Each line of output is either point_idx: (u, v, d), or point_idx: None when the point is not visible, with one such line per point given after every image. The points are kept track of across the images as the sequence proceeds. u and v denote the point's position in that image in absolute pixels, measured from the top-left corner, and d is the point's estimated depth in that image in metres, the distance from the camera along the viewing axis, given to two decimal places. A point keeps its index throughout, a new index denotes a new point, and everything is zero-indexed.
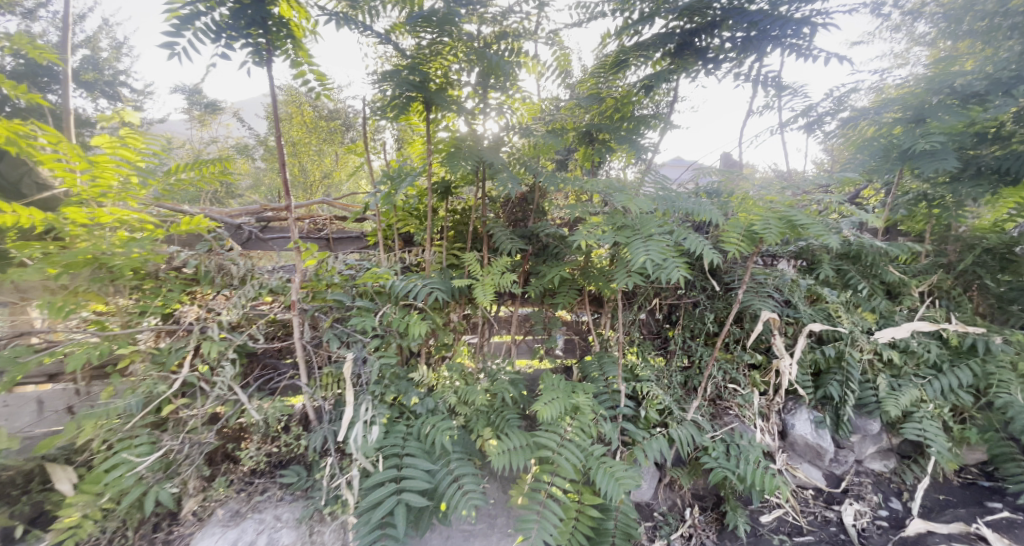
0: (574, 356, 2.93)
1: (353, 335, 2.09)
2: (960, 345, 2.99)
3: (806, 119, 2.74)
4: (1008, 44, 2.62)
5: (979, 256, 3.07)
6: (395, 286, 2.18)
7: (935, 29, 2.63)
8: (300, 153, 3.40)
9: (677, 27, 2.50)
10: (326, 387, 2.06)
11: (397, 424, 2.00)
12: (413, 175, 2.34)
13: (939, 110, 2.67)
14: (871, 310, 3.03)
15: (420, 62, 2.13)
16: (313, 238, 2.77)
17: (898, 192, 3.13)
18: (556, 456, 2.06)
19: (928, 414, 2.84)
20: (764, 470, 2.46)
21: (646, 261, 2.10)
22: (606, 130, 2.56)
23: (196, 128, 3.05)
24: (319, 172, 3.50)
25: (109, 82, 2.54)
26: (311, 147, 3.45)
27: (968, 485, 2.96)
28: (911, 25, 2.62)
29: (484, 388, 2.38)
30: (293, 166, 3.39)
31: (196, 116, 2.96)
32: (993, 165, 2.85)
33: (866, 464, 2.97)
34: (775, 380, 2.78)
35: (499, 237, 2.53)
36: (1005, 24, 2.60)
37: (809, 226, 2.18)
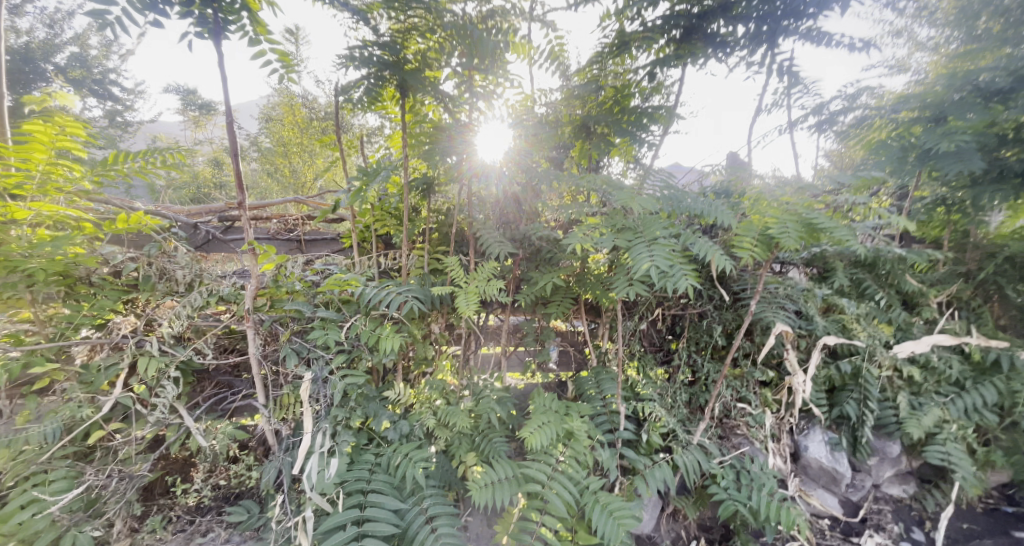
0: (569, 369, 2.68)
1: (315, 350, 1.85)
2: (983, 361, 2.68)
3: (817, 117, 2.36)
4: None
5: (999, 265, 2.73)
6: (365, 294, 1.92)
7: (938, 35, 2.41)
8: (291, 155, 3.02)
9: (683, 10, 2.29)
10: (288, 407, 1.85)
11: (365, 454, 1.78)
12: (388, 169, 2.08)
13: (964, 110, 2.30)
14: (887, 322, 2.74)
15: (393, 41, 1.90)
16: (282, 239, 2.52)
17: (915, 196, 2.72)
18: (545, 491, 1.80)
19: (952, 436, 2.55)
20: (779, 502, 2.20)
21: (649, 267, 1.86)
22: (605, 122, 2.33)
23: (193, 130, 2.85)
24: (313, 173, 3.07)
25: (96, 80, 2.38)
26: (302, 147, 2.99)
27: (992, 512, 2.63)
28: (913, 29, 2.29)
29: (467, 408, 2.13)
30: (280, 168, 3.03)
31: (190, 115, 2.72)
32: (1017, 169, 2.48)
33: (885, 489, 2.68)
34: (788, 398, 2.53)
35: (486, 240, 2.28)
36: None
37: (831, 230, 1.94)
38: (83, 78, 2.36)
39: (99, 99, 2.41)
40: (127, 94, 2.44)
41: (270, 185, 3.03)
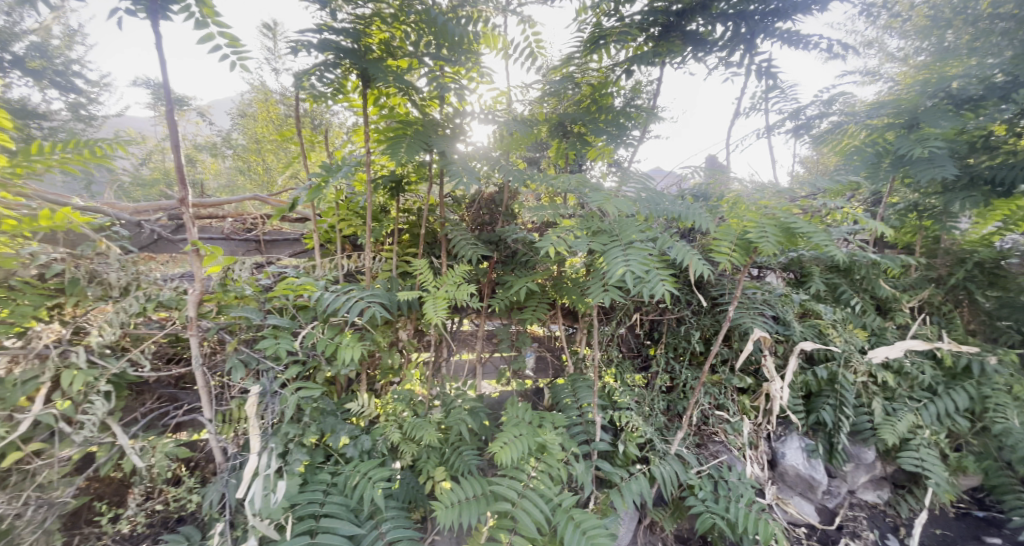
0: (546, 377, 2.57)
1: (264, 362, 1.75)
2: (955, 366, 2.58)
3: (795, 122, 2.41)
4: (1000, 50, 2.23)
5: (970, 270, 2.71)
6: (323, 299, 1.82)
7: (907, 45, 2.35)
8: (266, 153, 2.78)
9: (661, 7, 2.23)
10: (240, 419, 1.74)
11: (320, 473, 1.70)
12: (351, 165, 1.94)
13: (936, 117, 2.29)
14: (862, 327, 2.65)
15: (353, 27, 1.78)
16: (239, 239, 2.33)
17: (888, 202, 2.76)
18: (514, 509, 1.70)
19: (926, 442, 2.44)
20: (757, 513, 2.13)
21: (625, 273, 1.76)
22: (581, 120, 2.22)
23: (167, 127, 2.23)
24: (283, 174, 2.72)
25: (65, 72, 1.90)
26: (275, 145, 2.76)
27: (964, 517, 2.58)
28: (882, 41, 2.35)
29: (436, 420, 2.02)
30: (254, 164, 2.80)
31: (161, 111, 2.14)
32: (987, 176, 2.45)
33: (860, 495, 2.58)
34: (765, 404, 2.46)
35: (458, 241, 2.17)
36: (997, 28, 2.22)
37: (810, 235, 1.89)
38: (43, 69, 1.82)
39: (62, 92, 1.91)
40: (93, 86, 2.02)
41: (246, 182, 2.75)
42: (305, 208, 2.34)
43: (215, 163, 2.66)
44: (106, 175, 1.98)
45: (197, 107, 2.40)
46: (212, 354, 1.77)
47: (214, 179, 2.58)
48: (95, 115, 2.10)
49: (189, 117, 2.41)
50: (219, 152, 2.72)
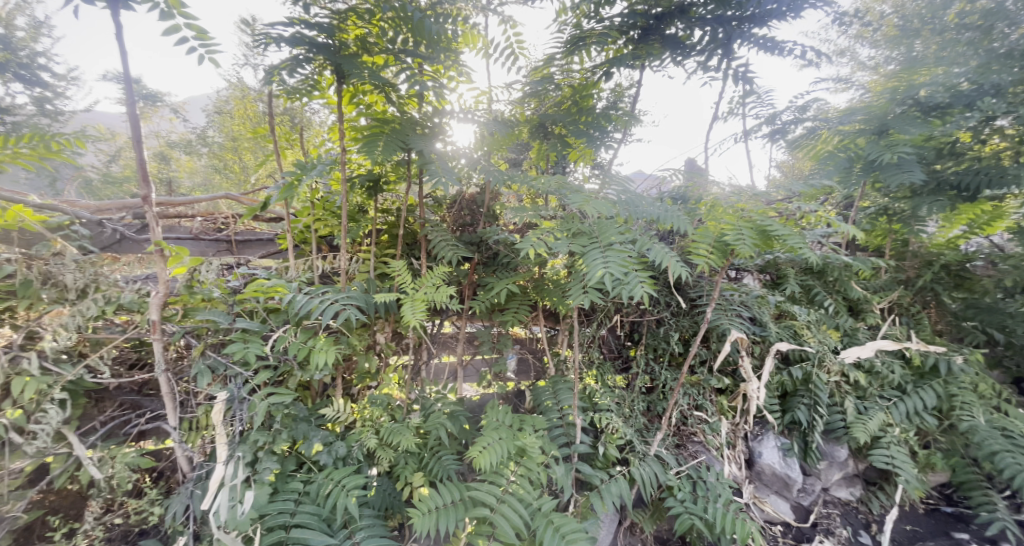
0: (528, 379, 2.56)
1: (232, 367, 1.70)
2: (923, 365, 2.65)
3: (771, 127, 2.42)
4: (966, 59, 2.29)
5: (937, 272, 2.79)
6: (295, 302, 1.78)
7: (878, 54, 2.35)
8: (243, 151, 2.50)
9: (641, 10, 2.24)
10: (207, 426, 1.71)
11: (291, 481, 1.67)
12: (326, 163, 1.88)
13: (905, 122, 2.35)
14: (834, 327, 2.71)
15: (328, 22, 1.75)
16: (209, 239, 2.23)
17: (859, 206, 2.82)
18: (492, 515, 1.67)
19: (896, 439, 2.47)
20: (735, 513, 2.13)
21: (604, 275, 1.75)
22: (562, 121, 2.21)
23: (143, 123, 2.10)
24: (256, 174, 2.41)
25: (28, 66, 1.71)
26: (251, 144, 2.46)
27: (933, 513, 2.63)
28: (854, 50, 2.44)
29: (415, 425, 1.98)
30: (230, 163, 2.52)
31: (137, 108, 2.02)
32: (953, 181, 2.53)
33: (833, 492, 2.60)
34: (743, 405, 2.48)
35: (437, 243, 2.14)
36: (963, 37, 2.27)
37: (785, 237, 1.92)
38: (6, 61, 1.66)
39: (25, 85, 1.72)
40: (61, 80, 1.78)
41: (221, 181, 2.48)
42: (279, 206, 2.26)
43: (190, 162, 2.38)
44: (70, 170, 1.88)
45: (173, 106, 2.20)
46: (178, 360, 1.73)
47: (187, 179, 2.36)
48: (62, 110, 1.84)
49: (164, 116, 2.24)
50: (195, 151, 2.40)
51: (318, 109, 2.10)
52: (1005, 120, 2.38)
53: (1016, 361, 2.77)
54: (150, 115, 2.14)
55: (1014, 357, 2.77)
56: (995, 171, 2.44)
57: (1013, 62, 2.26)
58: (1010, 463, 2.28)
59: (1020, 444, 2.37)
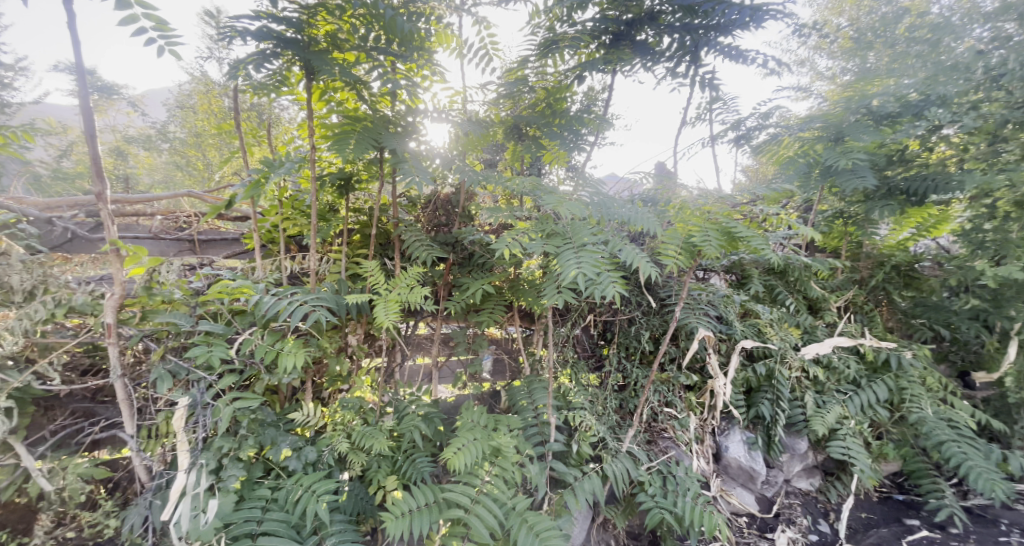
0: (503, 379, 2.57)
1: (195, 371, 1.64)
2: (876, 360, 2.81)
3: (736, 132, 2.58)
4: (914, 71, 2.43)
5: (888, 273, 2.95)
6: (261, 304, 1.73)
7: (835, 65, 2.55)
8: (207, 148, 2.36)
9: (612, 16, 2.29)
10: (167, 434, 1.64)
11: (258, 489, 1.63)
12: (295, 161, 1.83)
13: (859, 130, 2.46)
14: (795, 325, 2.83)
15: (297, 16, 1.70)
16: (170, 238, 2.16)
17: (818, 210, 2.95)
18: (467, 516, 1.66)
19: (851, 431, 2.57)
20: (703, 505, 2.19)
21: (577, 275, 1.78)
22: (535, 122, 2.21)
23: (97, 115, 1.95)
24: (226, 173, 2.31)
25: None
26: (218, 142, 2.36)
27: (886, 500, 2.73)
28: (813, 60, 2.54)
29: (388, 427, 1.96)
30: (193, 160, 2.36)
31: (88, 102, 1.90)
32: (903, 187, 2.64)
33: (794, 483, 2.69)
34: (710, 401, 2.56)
35: (411, 243, 2.12)
36: (910, 51, 2.43)
37: (749, 239, 1.99)
38: None
39: None
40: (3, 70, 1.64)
41: (184, 178, 2.34)
42: (245, 205, 2.19)
43: (150, 159, 2.21)
44: (17, 165, 1.76)
45: (131, 98, 2.06)
46: (136, 364, 1.66)
47: (146, 176, 2.21)
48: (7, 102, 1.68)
49: (121, 109, 2.06)
50: (154, 146, 2.23)
51: (287, 104, 2.04)
52: (951, 129, 2.48)
53: (961, 355, 2.96)
54: (104, 109, 1.98)
55: (960, 352, 2.96)
56: (941, 176, 2.52)
57: (958, 74, 2.38)
58: (955, 452, 2.42)
59: (963, 434, 2.53)
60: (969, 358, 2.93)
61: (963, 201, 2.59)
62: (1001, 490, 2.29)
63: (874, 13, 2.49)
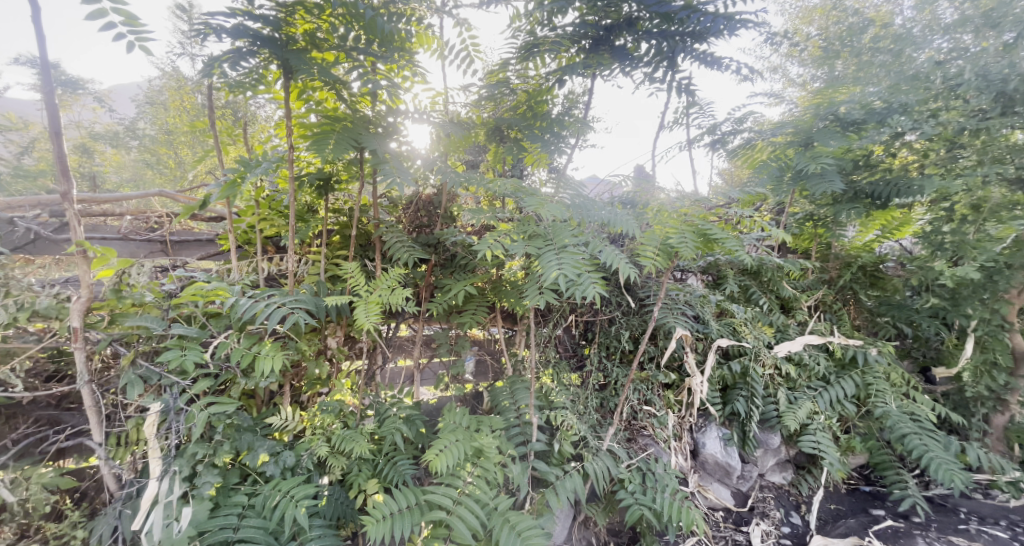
0: (485, 380, 2.58)
1: (167, 376, 1.60)
2: (844, 357, 2.92)
3: (712, 137, 2.63)
4: (878, 80, 2.54)
5: (855, 273, 3.07)
6: (237, 307, 1.69)
7: (806, 73, 2.67)
8: (180, 146, 2.28)
9: (591, 21, 2.32)
10: (138, 441, 1.60)
11: (234, 495, 1.60)
12: (272, 161, 1.80)
13: (827, 136, 2.52)
14: (769, 324, 2.91)
15: (274, 14, 1.67)
16: (140, 239, 2.10)
17: (790, 212, 3.05)
18: (449, 518, 1.66)
19: (822, 426, 2.66)
20: (680, 501, 2.23)
21: (558, 276, 1.80)
22: (517, 125, 2.21)
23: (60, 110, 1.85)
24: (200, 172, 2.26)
25: None
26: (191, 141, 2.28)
27: (854, 492, 2.83)
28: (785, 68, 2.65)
29: (369, 431, 1.94)
30: (164, 158, 2.29)
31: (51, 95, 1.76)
32: (868, 191, 2.74)
33: (768, 477, 2.78)
34: (688, 398, 2.62)
35: (392, 244, 2.11)
36: (874, 61, 2.54)
37: (724, 240, 2.05)
38: None
39: None
40: None
41: (154, 176, 2.29)
42: (220, 205, 2.14)
43: (117, 156, 2.12)
44: None
45: (98, 94, 1.93)
46: (104, 370, 1.60)
47: (114, 174, 2.15)
48: None
49: (87, 105, 1.93)
50: (123, 143, 2.15)
51: (264, 103, 2.00)
52: (913, 135, 2.57)
53: (923, 351, 3.12)
54: (68, 104, 1.84)
55: (921, 349, 3.12)
56: (903, 181, 2.60)
57: (918, 83, 2.46)
58: (917, 444, 2.53)
59: (925, 426, 2.65)
60: (930, 354, 3.09)
61: (924, 204, 2.72)
62: (960, 479, 2.37)
63: (841, 23, 2.61)
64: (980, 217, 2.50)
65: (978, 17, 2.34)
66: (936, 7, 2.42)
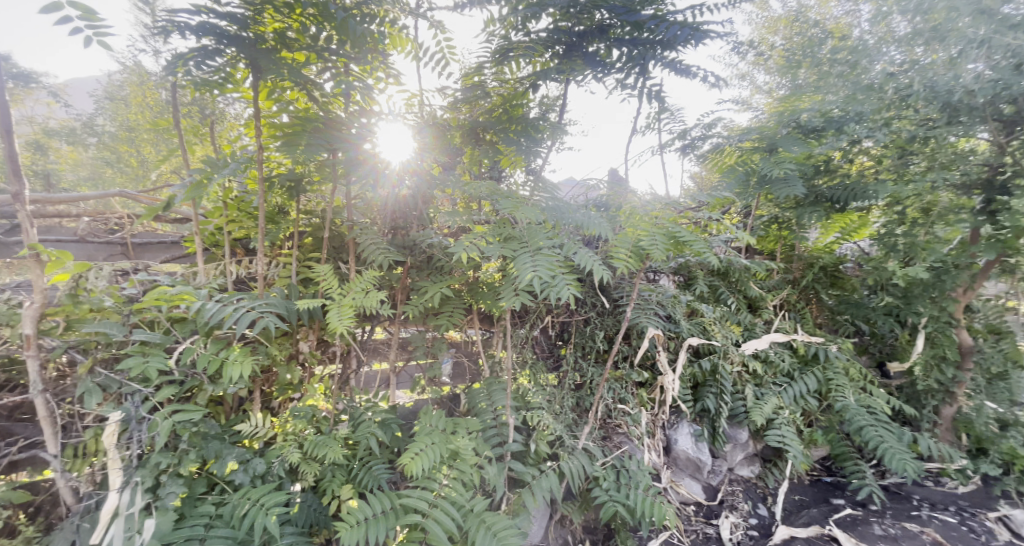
0: (463, 382, 2.58)
1: (128, 384, 1.55)
2: (806, 354, 3.04)
3: (682, 142, 2.75)
4: (835, 89, 2.67)
5: (817, 273, 3.21)
6: (204, 311, 1.64)
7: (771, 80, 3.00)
8: (141, 144, 2.15)
9: (565, 27, 2.37)
10: (97, 452, 1.53)
11: (201, 505, 1.56)
12: (240, 161, 1.76)
13: (790, 143, 2.60)
14: (737, 323, 3.01)
15: (242, 12, 1.64)
16: (99, 242, 2.03)
17: (756, 215, 3.17)
18: (425, 521, 1.65)
19: (786, 420, 2.77)
20: (653, 497, 2.28)
21: (533, 278, 1.82)
22: (491, 128, 2.22)
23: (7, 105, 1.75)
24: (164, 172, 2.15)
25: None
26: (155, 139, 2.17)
27: (817, 483, 2.95)
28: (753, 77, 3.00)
29: (343, 436, 1.91)
30: (125, 156, 2.17)
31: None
32: (828, 195, 2.85)
33: (737, 471, 2.86)
34: (660, 396, 2.68)
35: (366, 246, 2.08)
36: (833, 72, 2.67)
37: (692, 243, 2.11)
38: None
39: None
40: None
41: (114, 176, 2.19)
42: (186, 206, 2.07)
43: (74, 153, 2.05)
44: None
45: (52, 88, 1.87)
46: (59, 379, 1.54)
47: (70, 172, 2.07)
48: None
49: (40, 99, 1.87)
50: (80, 140, 2.07)
51: (232, 102, 1.96)
52: (870, 143, 2.68)
53: (879, 347, 3.28)
54: (19, 97, 1.78)
55: (878, 345, 3.28)
56: (859, 186, 2.70)
57: (873, 93, 2.57)
58: (873, 435, 2.66)
59: (881, 419, 2.79)
60: (885, 350, 3.25)
61: (879, 207, 2.85)
62: (912, 468, 2.50)
63: (801, 35, 2.81)
64: (928, 220, 2.66)
65: (927, 31, 2.39)
66: (891, 21, 2.51)
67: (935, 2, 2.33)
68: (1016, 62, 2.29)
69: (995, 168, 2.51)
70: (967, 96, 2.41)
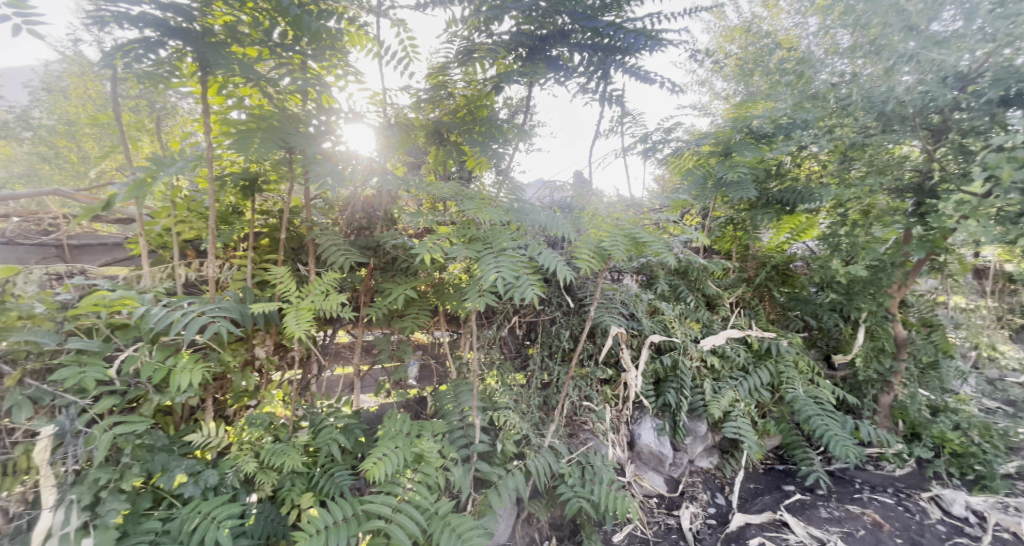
0: (430, 385, 2.54)
1: (62, 396, 1.45)
2: (760, 348, 3.18)
3: (644, 145, 2.73)
4: (783, 98, 2.81)
5: (769, 272, 3.38)
6: (149, 316, 1.55)
7: (728, 88, 3.20)
8: (82, 139, 1.89)
9: (527, 30, 2.38)
10: (29, 469, 1.42)
11: (146, 521, 1.48)
12: (189, 159, 1.68)
13: (743, 147, 2.72)
14: (696, 320, 3.12)
15: (189, 5, 1.57)
16: (31, 243, 1.90)
17: (713, 216, 3.29)
18: (388, 526, 1.63)
19: (742, 412, 2.89)
20: (616, 491, 2.31)
21: (496, 278, 1.83)
22: (455, 129, 2.20)
23: None
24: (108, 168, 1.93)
25: None
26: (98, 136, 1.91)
27: (771, 471, 3.10)
28: (712, 83, 3.25)
29: (303, 443, 1.87)
30: (64, 151, 1.90)
31: None
32: (778, 198, 3.01)
33: (697, 463, 2.96)
34: (624, 392, 2.74)
35: (326, 247, 2.03)
36: (782, 80, 2.81)
37: (651, 244, 2.15)
38: None
39: None
40: None
41: (52, 172, 1.89)
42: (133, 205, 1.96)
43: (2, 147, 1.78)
44: None
45: None
46: None
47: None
48: None
49: None
50: (13, 134, 1.79)
51: (181, 98, 1.87)
52: (816, 149, 2.85)
53: (825, 341, 3.44)
54: None
55: (824, 338, 3.44)
56: (806, 190, 2.87)
57: (817, 102, 2.70)
58: (820, 424, 2.82)
59: (826, 408, 2.96)
60: (831, 343, 3.40)
61: (825, 209, 3.03)
62: (853, 453, 2.67)
63: (753, 46, 2.94)
64: (867, 221, 2.84)
65: (866, 44, 2.53)
66: (835, 34, 2.66)
67: (871, 18, 2.44)
68: (942, 76, 2.44)
69: (925, 173, 2.71)
70: (899, 107, 2.56)
